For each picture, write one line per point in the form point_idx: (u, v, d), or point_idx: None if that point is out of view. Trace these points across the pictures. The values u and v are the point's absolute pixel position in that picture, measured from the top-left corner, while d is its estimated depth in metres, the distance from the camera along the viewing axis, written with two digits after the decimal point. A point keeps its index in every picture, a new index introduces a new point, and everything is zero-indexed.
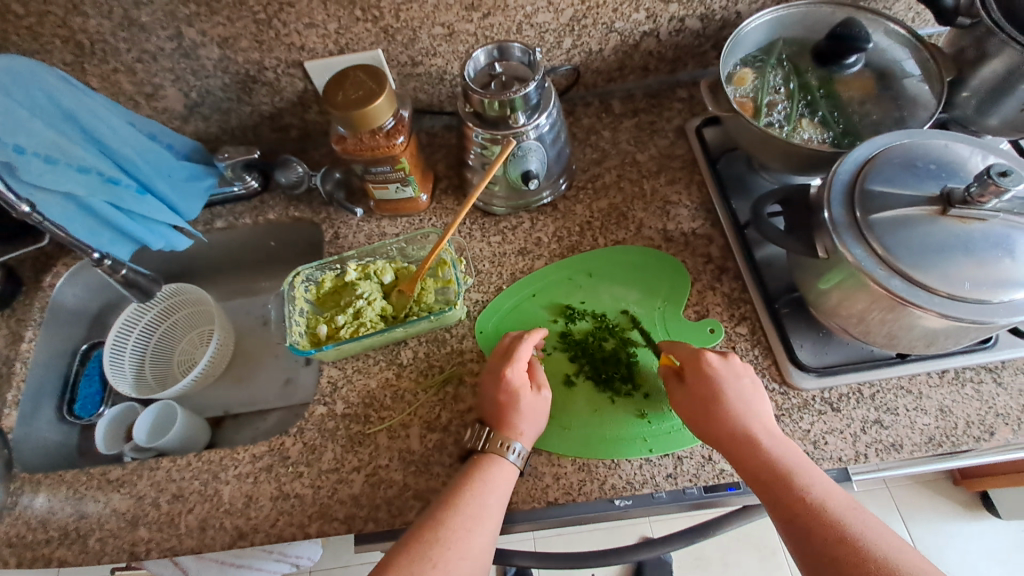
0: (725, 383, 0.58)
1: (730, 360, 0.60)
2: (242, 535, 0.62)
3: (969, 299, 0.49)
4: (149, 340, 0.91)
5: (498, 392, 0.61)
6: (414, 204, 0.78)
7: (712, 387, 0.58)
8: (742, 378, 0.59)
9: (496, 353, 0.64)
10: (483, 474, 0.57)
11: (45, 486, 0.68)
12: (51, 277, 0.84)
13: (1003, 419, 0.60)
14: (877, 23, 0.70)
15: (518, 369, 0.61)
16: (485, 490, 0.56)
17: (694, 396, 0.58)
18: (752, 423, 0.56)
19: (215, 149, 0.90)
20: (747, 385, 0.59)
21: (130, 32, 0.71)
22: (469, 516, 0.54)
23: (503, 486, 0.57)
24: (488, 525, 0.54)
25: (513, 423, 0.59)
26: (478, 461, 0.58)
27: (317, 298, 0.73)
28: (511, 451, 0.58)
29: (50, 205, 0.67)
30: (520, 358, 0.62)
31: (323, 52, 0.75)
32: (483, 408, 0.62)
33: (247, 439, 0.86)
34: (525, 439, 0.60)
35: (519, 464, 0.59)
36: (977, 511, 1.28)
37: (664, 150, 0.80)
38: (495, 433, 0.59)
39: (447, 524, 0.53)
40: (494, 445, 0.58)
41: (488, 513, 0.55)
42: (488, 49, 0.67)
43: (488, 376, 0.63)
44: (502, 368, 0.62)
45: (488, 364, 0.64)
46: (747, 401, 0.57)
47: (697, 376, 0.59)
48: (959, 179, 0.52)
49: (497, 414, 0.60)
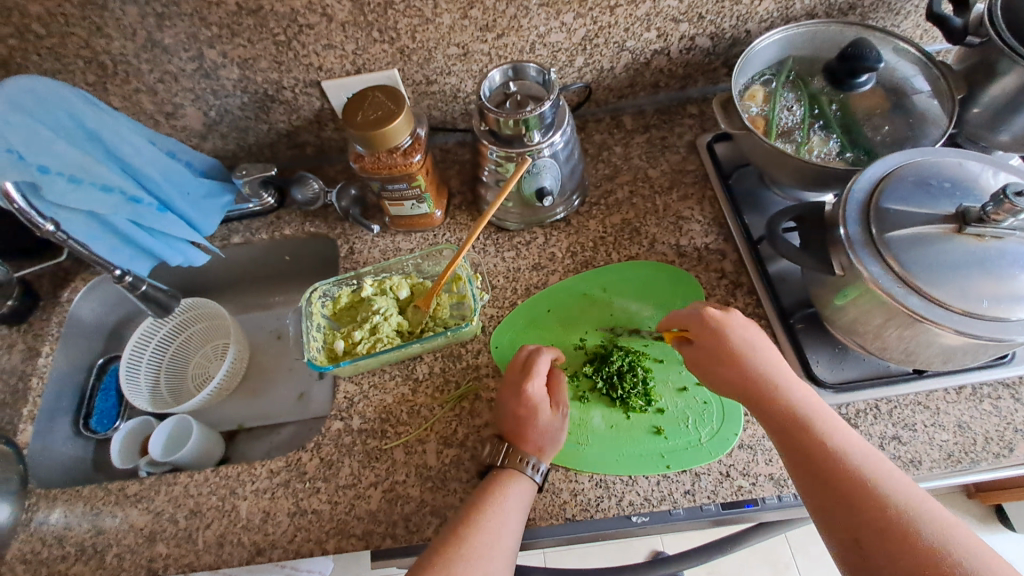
0: (734, 335, 0.59)
1: (735, 313, 0.61)
2: (259, 551, 0.62)
3: (987, 316, 0.49)
4: (164, 354, 0.91)
5: (515, 406, 0.61)
6: (429, 219, 0.79)
7: (727, 337, 0.59)
8: (752, 331, 0.60)
9: (512, 365, 0.65)
10: (501, 489, 0.57)
11: (64, 501, 0.68)
12: (70, 293, 0.85)
13: (1022, 435, 0.60)
14: (887, 41, 0.71)
15: (537, 383, 0.62)
16: (505, 506, 0.56)
17: (709, 351, 0.60)
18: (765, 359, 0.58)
19: (232, 165, 0.91)
20: (750, 331, 0.60)
21: (153, 53, 0.73)
22: (489, 531, 0.54)
23: (521, 501, 0.57)
24: (507, 541, 0.54)
25: (532, 439, 0.60)
26: (496, 478, 0.58)
27: (334, 313, 0.74)
28: (529, 466, 0.59)
29: (74, 223, 0.69)
30: (538, 373, 0.62)
31: (340, 71, 0.77)
32: (501, 423, 0.62)
33: (261, 453, 0.86)
34: (543, 454, 0.60)
35: (537, 480, 0.59)
36: (993, 524, 1.27)
37: (676, 165, 0.81)
38: (513, 448, 0.59)
39: (468, 540, 0.53)
40: (513, 460, 0.59)
41: (508, 529, 0.55)
42: (503, 69, 0.68)
43: (506, 390, 0.63)
44: (521, 382, 0.62)
45: (507, 377, 0.64)
46: (754, 343, 0.59)
47: (710, 328, 0.60)
48: (974, 197, 0.53)
49: (515, 430, 0.60)
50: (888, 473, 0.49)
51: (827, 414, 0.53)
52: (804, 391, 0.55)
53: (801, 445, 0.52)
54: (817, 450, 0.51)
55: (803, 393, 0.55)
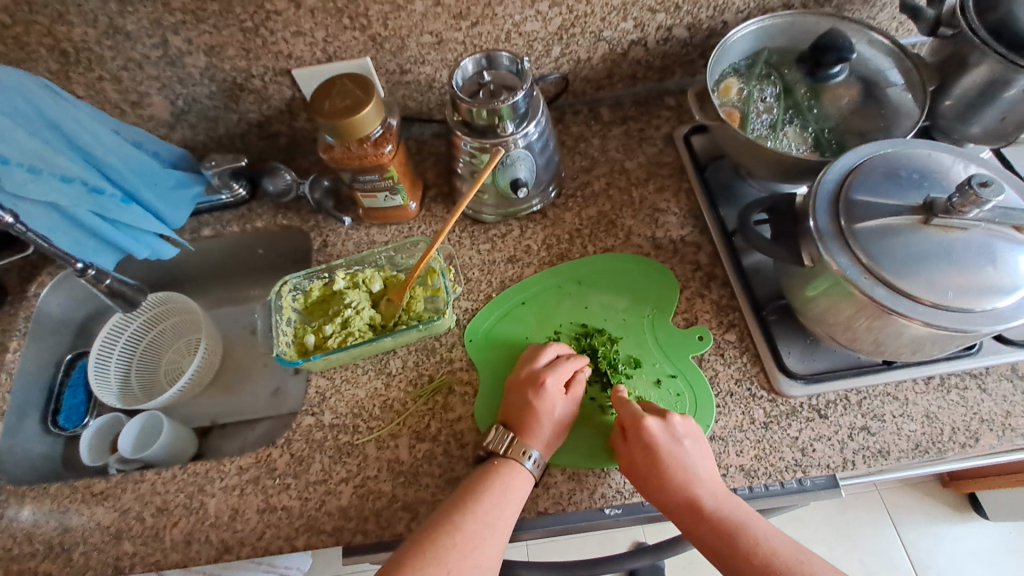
0: (666, 451, 0.56)
1: (670, 421, 0.58)
2: (227, 548, 0.61)
3: (951, 307, 0.49)
4: (135, 350, 0.90)
5: (532, 397, 0.60)
6: (403, 212, 0.78)
7: (656, 453, 0.56)
8: (684, 441, 0.57)
9: (536, 358, 0.63)
10: (502, 481, 0.57)
11: (30, 499, 0.67)
12: (36, 287, 0.83)
13: (988, 426, 0.60)
14: (861, 33, 0.70)
15: (559, 380, 0.61)
16: (504, 498, 0.56)
17: (637, 460, 0.57)
18: (685, 472, 0.55)
19: (203, 156, 0.89)
20: (684, 440, 0.57)
21: (116, 40, 0.70)
22: (484, 523, 0.54)
23: (520, 493, 0.57)
24: (501, 533, 0.54)
25: (539, 432, 0.59)
26: (498, 468, 0.58)
27: (305, 307, 0.72)
28: (528, 458, 0.58)
29: (35, 215, 0.67)
30: (563, 372, 0.62)
31: (310, 59, 0.75)
32: (508, 411, 0.61)
33: (234, 449, 0.85)
34: (544, 449, 0.59)
35: (536, 473, 0.58)
36: (966, 513, 1.29)
37: (653, 157, 0.81)
38: (518, 439, 0.59)
39: (463, 529, 0.53)
40: (515, 451, 0.58)
41: (503, 521, 0.55)
42: (476, 58, 0.67)
43: (522, 381, 0.62)
44: (542, 375, 0.61)
45: (525, 367, 0.63)
46: (677, 452, 0.56)
47: (642, 443, 0.56)
48: (941, 188, 0.53)
49: (524, 422, 0.60)
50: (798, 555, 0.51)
51: (752, 521, 0.53)
52: (725, 501, 0.55)
53: (725, 553, 0.52)
54: (739, 555, 0.52)
55: (728, 502, 0.54)
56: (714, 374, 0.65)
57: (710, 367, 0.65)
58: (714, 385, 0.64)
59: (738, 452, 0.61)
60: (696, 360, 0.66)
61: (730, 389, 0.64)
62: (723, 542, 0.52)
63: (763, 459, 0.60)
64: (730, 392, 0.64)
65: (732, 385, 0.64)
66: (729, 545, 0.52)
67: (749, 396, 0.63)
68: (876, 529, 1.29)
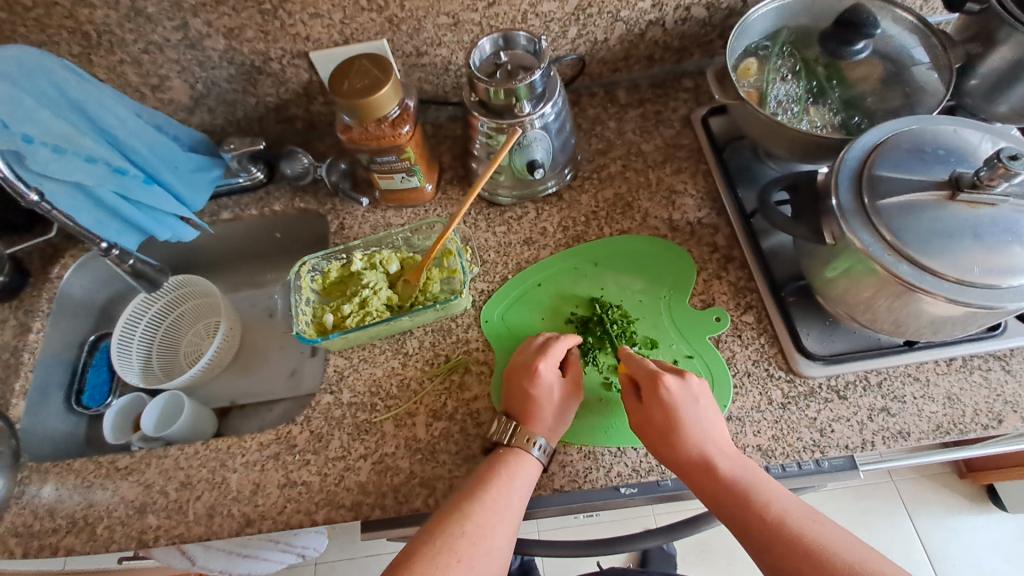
0: (680, 407, 0.56)
1: (688, 382, 0.58)
2: (249, 522, 0.63)
3: (976, 284, 0.49)
4: (157, 331, 0.91)
5: (528, 385, 0.60)
6: (419, 194, 0.78)
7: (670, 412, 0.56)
8: (699, 402, 0.57)
9: (527, 345, 0.63)
10: (510, 469, 0.57)
11: (55, 474, 0.68)
12: (59, 269, 0.84)
13: (1012, 407, 0.60)
14: (885, 11, 0.69)
15: (552, 364, 0.61)
16: (512, 486, 0.56)
17: (650, 417, 0.57)
18: (700, 433, 0.56)
19: (221, 141, 0.90)
20: (701, 404, 0.57)
21: (137, 23, 0.71)
22: (494, 511, 0.54)
23: (527, 482, 0.57)
24: (510, 520, 0.55)
25: (541, 419, 0.59)
26: (503, 457, 0.58)
27: (324, 288, 0.73)
28: (534, 446, 0.58)
29: (59, 194, 0.68)
30: (555, 357, 0.61)
31: (328, 42, 0.75)
32: (508, 399, 0.62)
33: (253, 429, 0.86)
34: (549, 435, 0.59)
35: (543, 459, 0.59)
36: (983, 504, 1.28)
37: (670, 140, 0.80)
38: (521, 428, 0.59)
39: (473, 518, 0.54)
40: (520, 440, 0.58)
41: (511, 509, 0.55)
42: (493, 39, 0.67)
43: (516, 369, 0.62)
44: (535, 360, 0.61)
45: (518, 357, 0.63)
46: (692, 413, 0.56)
47: (657, 400, 0.57)
48: (969, 164, 0.52)
49: (523, 411, 0.60)
50: (815, 519, 0.50)
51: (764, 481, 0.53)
52: (738, 462, 0.55)
53: (737, 511, 0.52)
54: (749, 508, 0.51)
55: (741, 464, 0.54)
56: (731, 355, 0.65)
57: (727, 348, 0.65)
58: (731, 366, 0.64)
59: (756, 432, 0.61)
60: (712, 340, 0.66)
61: (747, 369, 0.64)
62: (734, 497, 0.52)
63: (780, 440, 0.60)
64: (746, 373, 0.64)
65: (750, 366, 0.64)
66: (739, 499, 0.52)
67: (767, 377, 0.63)
68: (892, 520, 1.28)
